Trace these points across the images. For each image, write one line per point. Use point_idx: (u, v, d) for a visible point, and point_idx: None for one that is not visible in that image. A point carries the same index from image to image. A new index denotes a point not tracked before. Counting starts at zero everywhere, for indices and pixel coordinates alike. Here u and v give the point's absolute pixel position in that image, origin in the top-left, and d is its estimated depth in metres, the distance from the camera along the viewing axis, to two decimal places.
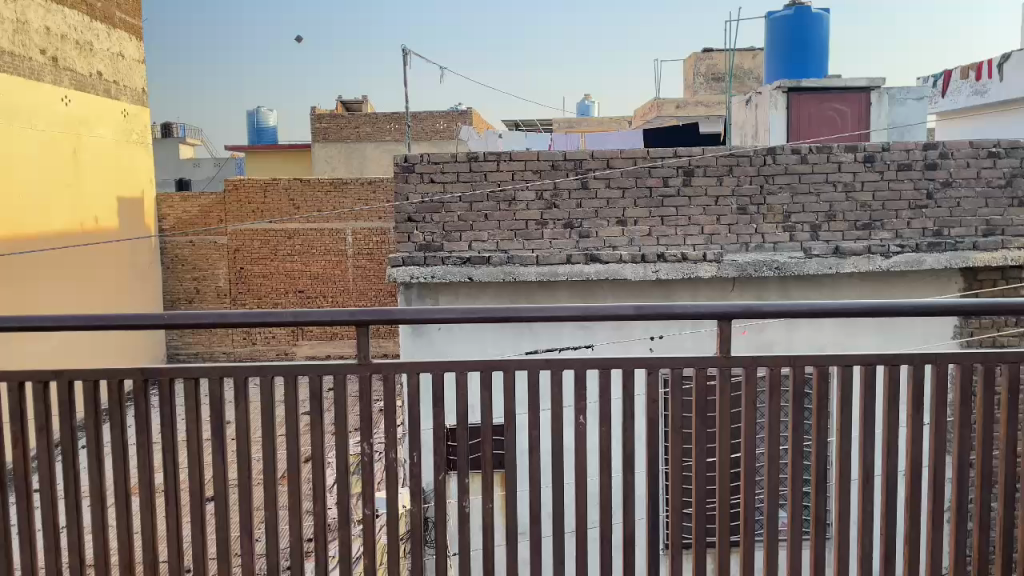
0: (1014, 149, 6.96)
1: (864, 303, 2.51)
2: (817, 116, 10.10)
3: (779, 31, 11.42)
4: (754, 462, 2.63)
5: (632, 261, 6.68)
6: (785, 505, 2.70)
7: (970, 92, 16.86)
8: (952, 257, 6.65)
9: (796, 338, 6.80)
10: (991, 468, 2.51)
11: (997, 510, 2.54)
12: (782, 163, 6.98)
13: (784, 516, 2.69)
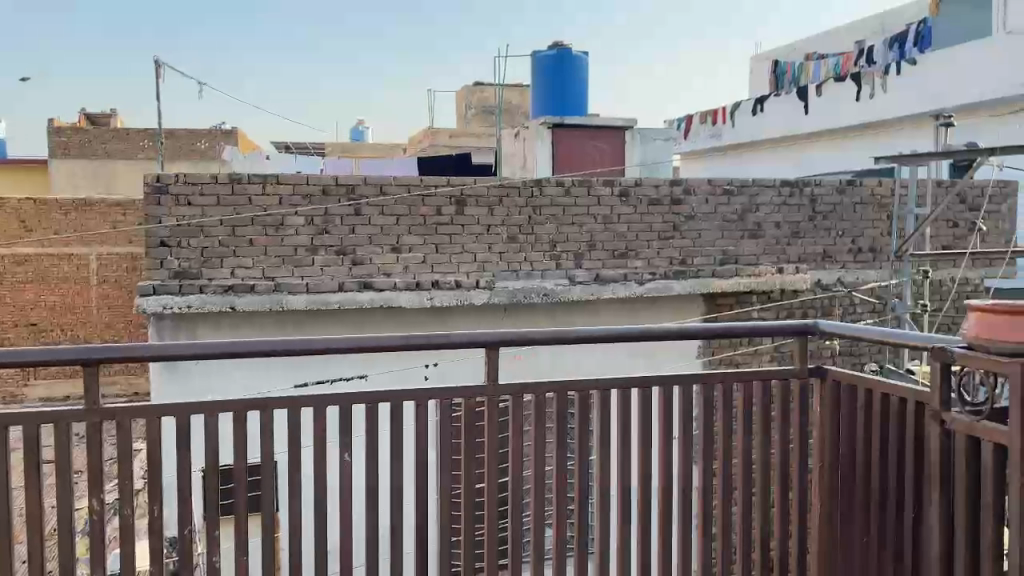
0: (743, 187, 7.80)
1: (622, 329, 2.62)
2: (578, 150, 10.74)
3: (541, 69, 12.05)
4: (521, 487, 2.63)
5: (406, 289, 6.73)
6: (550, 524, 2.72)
7: (708, 135, 19.62)
8: (696, 283, 7.49)
9: (565, 360, 7.16)
10: (731, 476, 2.70)
11: (737, 514, 2.73)
12: (548, 195, 7.23)
13: (550, 536, 2.71)
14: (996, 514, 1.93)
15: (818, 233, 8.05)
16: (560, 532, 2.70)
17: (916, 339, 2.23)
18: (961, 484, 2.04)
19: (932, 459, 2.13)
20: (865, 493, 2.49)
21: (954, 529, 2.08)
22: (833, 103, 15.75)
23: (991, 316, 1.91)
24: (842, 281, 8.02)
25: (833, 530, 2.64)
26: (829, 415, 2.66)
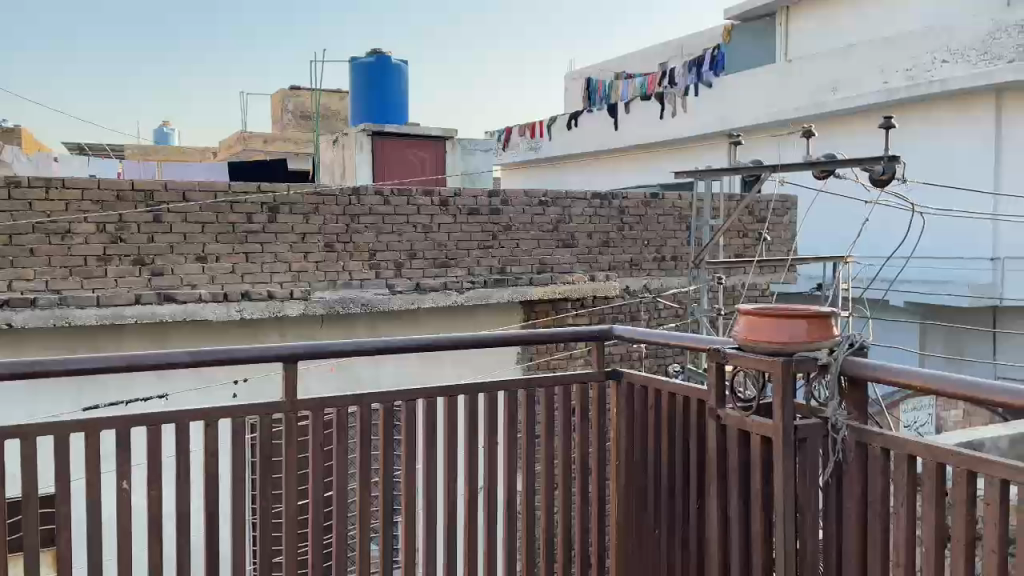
0: (558, 198, 8.08)
1: (425, 338, 2.56)
2: (399, 161, 10.62)
3: (360, 76, 11.87)
4: (340, 503, 2.45)
5: (213, 300, 6.32)
6: (376, 538, 2.54)
7: (526, 147, 20.23)
8: (514, 292, 7.64)
9: (382, 372, 7.12)
10: (549, 474, 2.73)
11: (555, 512, 2.74)
12: (366, 204, 7.10)
13: (376, 549, 2.54)
14: (765, 503, 2.09)
15: (626, 242, 8.54)
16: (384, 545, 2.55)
17: (697, 341, 2.37)
18: (734, 476, 2.18)
19: (711, 454, 2.27)
20: (657, 490, 2.61)
21: (730, 521, 2.22)
22: (641, 121, 16.74)
23: (758, 319, 2.07)
24: (648, 288, 8.58)
25: (629, 528, 2.74)
26: (625, 414, 2.76)
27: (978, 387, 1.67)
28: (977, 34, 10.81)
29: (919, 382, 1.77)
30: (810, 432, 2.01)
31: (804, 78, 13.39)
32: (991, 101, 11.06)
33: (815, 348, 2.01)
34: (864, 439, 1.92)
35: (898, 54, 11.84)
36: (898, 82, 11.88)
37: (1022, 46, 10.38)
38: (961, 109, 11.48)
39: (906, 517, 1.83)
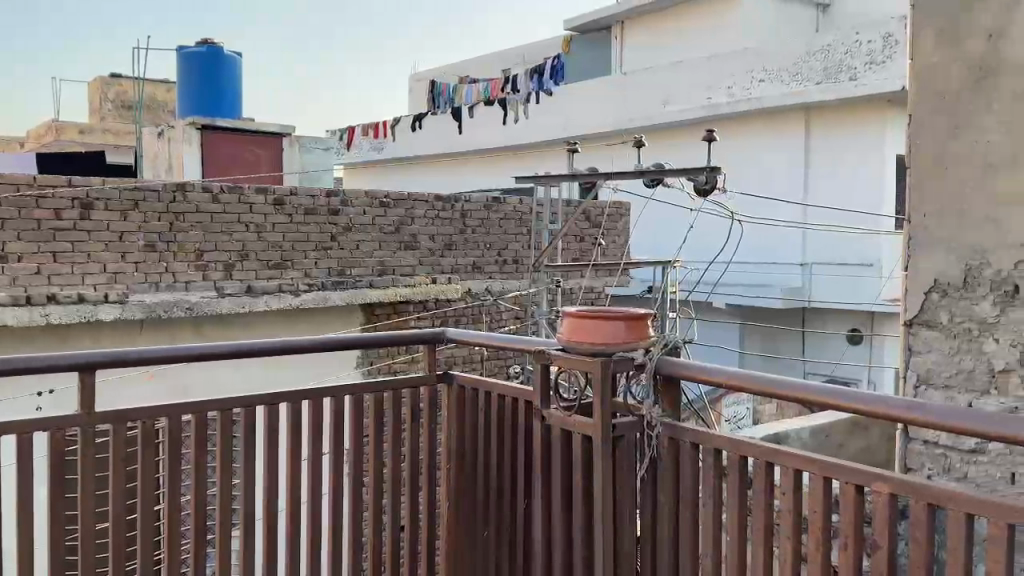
0: (400, 200, 7.98)
1: (247, 343, 2.39)
2: (231, 157, 10.14)
3: (190, 68, 11.22)
4: (148, 521, 2.26)
5: (12, 304, 5.72)
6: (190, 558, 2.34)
7: (369, 147, 19.96)
8: (353, 294, 7.44)
9: (210, 379, 6.76)
10: (380, 480, 2.63)
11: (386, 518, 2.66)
12: (193, 201, 6.68)
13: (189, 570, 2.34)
14: (585, 501, 2.13)
15: (469, 246, 8.60)
16: (199, 566, 2.35)
17: (522, 344, 2.39)
18: (558, 474, 2.21)
19: (537, 454, 2.29)
20: (487, 493, 2.57)
21: (552, 520, 2.25)
22: (484, 126, 16.94)
23: (580, 320, 2.12)
24: (490, 290, 8.69)
25: (458, 535, 2.69)
26: (457, 416, 2.70)
27: (781, 384, 1.78)
28: (788, 56, 11.75)
29: (729, 380, 1.87)
30: (628, 429, 2.06)
31: (637, 90, 14.04)
32: (801, 120, 12.05)
33: (633, 348, 2.08)
34: (676, 435, 2.01)
35: (721, 72, 12.67)
36: (721, 98, 12.72)
37: (826, 69, 11.37)
38: (775, 125, 12.42)
39: (713, 510, 1.93)
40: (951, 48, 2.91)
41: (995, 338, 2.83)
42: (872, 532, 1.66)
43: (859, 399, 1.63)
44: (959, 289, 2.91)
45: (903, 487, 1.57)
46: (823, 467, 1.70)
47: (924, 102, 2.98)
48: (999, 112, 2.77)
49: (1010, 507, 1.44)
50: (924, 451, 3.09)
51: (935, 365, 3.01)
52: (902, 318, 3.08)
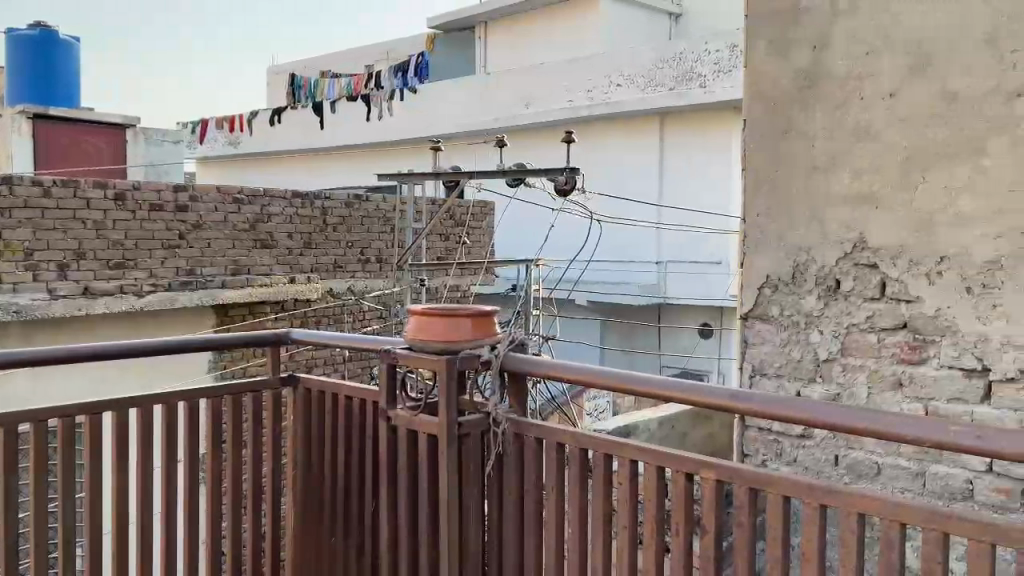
0: (254, 197, 7.68)
1: (67, 349, 2.18)
2: (68, 149, 9.42)
3: (21, 52, 10.35)
4: None
5: None
6: None
7: (224, 141, 19.17)
8: (202, 295, 7.02)
9: (41, 387, 6.23)
10: (218, 490, 2.49)
11: (225, 529, 2.52)
12: (22, 195, 6.10)
13: None
14: (430, 500, 2.10)
15: (329, 244, 8.40)
16: None
17: (368, 343, 2.33)
18: (404, 474, 2.17)
19: (382, 456, 2.24)
20: (332, 497, 2.50)
21: (399, 521, 2.21)
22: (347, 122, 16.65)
23: (426, 319, 2.09)
24: (352, 290, 8.56)
25: (303, 545, 2.60)
26: (301, 420, 2.61)
27: (621, 378, 1.83)
28: (643, 63, 12.24)
29: (568, 375, 1.91)
30: (472, 427, 2.05)
31: (501, 90, 14.22)
32: (656, 124, 12.53)
33: (478, 345, 2.07)
34: (521, 430, 2.02)
35: (582, 76, 13.03)
36: (581, 100, 13.09)
37: (678, 76, 11.94)
38: (632, 129, 12.87)
39: (555, 503, 1.96)
40: (781, 58, 3.09)
41: (819, 330, 3.03)
42: (700, 516, 1.73)
43: (692, 390, 1.72)
44: (788, 283, 3.10)
45: (730, 473, 1.65)
46: (656, 456, 1.75)
47: (758, 109, 3.15)
48: (824, 120, 2.96)
49: (823, 488, 1.53)
50: (759, 439, 3.23)
51: (767, 356, 3.19)
52: (740, 312, 3.26)
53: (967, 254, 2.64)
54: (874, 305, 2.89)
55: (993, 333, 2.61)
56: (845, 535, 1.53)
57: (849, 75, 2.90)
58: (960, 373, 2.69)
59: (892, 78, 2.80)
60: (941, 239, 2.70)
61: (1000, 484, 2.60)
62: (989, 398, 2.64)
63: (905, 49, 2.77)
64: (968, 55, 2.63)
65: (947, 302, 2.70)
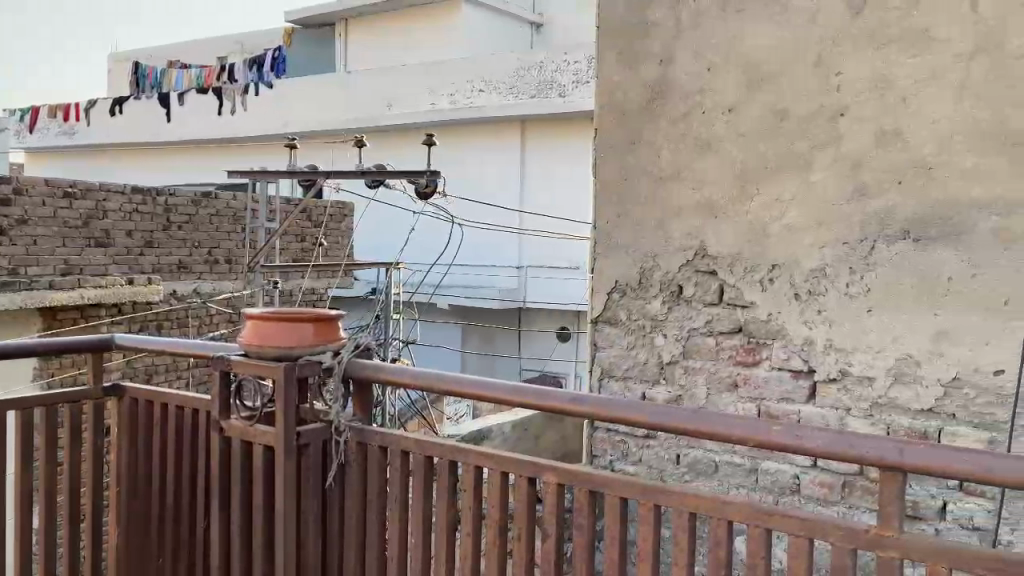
0: (88, 192, 7.14)
1: None
2: None
3: None
4: None
5: None
6: None
7: (57, 131, 17.75)
8: (27, 296, 6.26)
9: None
10: (28, 512, 2.26)
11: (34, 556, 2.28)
12: None
13: None
14: (266, 515, 1.99)
15: (173, 243, 7.95)
16: None
17: (201, 349, 2.19)
18: (238, 488, 2.05)
19: (214, 469, 2.10)
20: (162, 515, 2.32)
21: (231, 537, 2.08)
22: (197, 116, 15.91)
23: (263, 323, 1.97)
24: (198, 292, 8.15)
25: (128, 568, 2.41)
26: (127, 431, 2.41)
27: (467, 383, 1.81)
28: (505, 69, 12.38)
29: (409, 380, 1.87)
30: (313, 436, 1.97)
31: (363, 90, 13.97)
32: (518, 130, 12.68)
33: (319, 351, 1.98)
34: (363, 439, 1.96)
35: (443, 79, 13.04)
36: (443, 104, 13.07)
37: (539, 85, 12.15)
38: (493, 135, 12.97)
39: (398, 514, 1.91)
40: (630, 70, 3.18)
41: (663, 333, 3.14)
42: (541, 520, 1.73)
43: (533, 396, 1.73)
44: (635, 288, 3.19)
45: (570, 476, 1.66)
46: (496, 461, 1.74)
47: (608, 118, 3.23)
48: (668, 131, 3.08)
49: (659, 489, 1.57)
50: (607, 440, 3.30)
51: (615, 359, 3.28)
52: (590, 316, 3.32)
53: (796, 262, 2.82)
54: (712, 309, 3.03)
55: (818, 336, 2.79)
56: (677, 535, 1.57)
57: (691, 90, 3.03)
58: (788, 374, 2.86)
59: (731, 94, 2.94)
60: (773, 247, 2.86)
61: (823, 479, 2.78)
62: (814, 397, 2.82)
63: (742, 66, 2.92)
64: (797, 74, 2.80)
65: (778, 307, 2.86)
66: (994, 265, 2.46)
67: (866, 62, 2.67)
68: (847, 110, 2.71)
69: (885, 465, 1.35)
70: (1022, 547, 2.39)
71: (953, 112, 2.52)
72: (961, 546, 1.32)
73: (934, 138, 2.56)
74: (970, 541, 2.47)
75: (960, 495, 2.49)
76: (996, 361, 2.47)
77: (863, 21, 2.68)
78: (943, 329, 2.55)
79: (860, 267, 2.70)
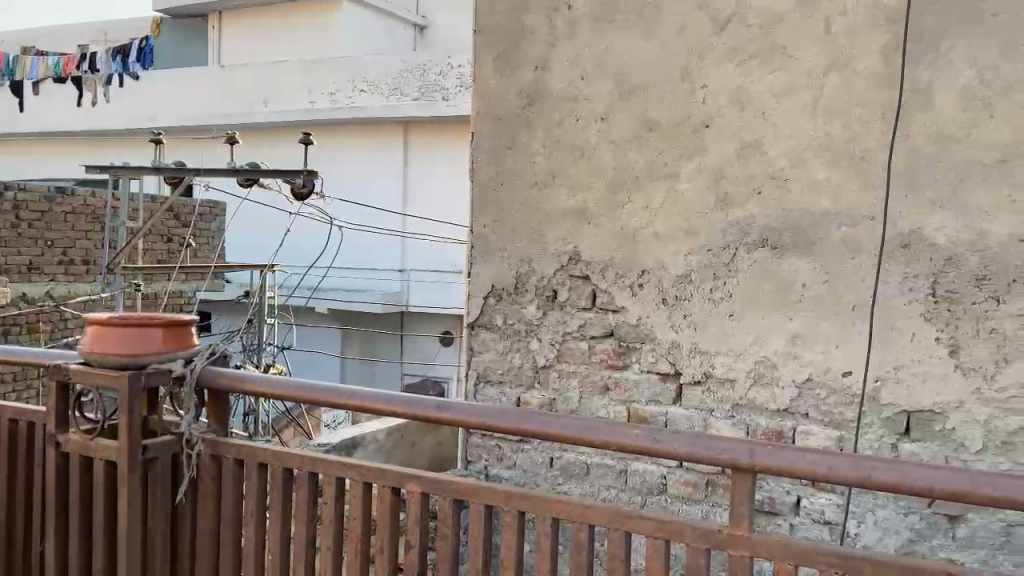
0: None
1: None
2: None
3: None
4: None
5: None
6: None
7: None
8: None
9: None
10: None
11: None
12: None
13: None
14: (108, 536, 1.85)
15: (23, 242, 7.38)
16: None
17: (38, 356, 2.02)
18: (76, 508, 1.89)
19: (50, 487, 1.94)
20: None
21: (69, 561, 1.92)
22: (54, 107, 15.26)
23: (105, 329, 1.82)
24: (51, 295, 7.64)
25: None
26: None
27: (331, 391, 1.75)
28: (387, 70, 12.23)
29: (267, 389, 1.79)
30: (161, 450, 1.84)
31: (238, 85, 13.47)
32: (400, 132, 12.54)
33: (169, 359, 1.86)
34: (217, 452, 1.85)
35: (322, 77, 12.76)
36: (323, 103, 12.77)
37: (423, 87, 12.11)
38: (375, 136, 12.78)
39: (255, 530, 1.82)
40: (505, 75, 3.18)
41: (538, 338, 3.16)
42: (404, 531, 1.68)
43: (397, 403, 1.69)
44: (510, 293, 3.19)
45: (433, 486, 1.62)
46: (359, 471, 1.68)
47: (483, 123, 3.22)
48: (543, 138, 3.10)
49: (522, 495, 1.56)
50: (481, 445, 3.28)
51: (491, 363, 3.26)
52: (466, 321, 3.30)
53: (663, 268, 2.89)
54: (585, 314, 3.06)
55: (683, 340, 2.87)
56: (539, 541, 1.57)
57: (565, 97, 3.06)
58: (657, 377, 2.94)
59: (603, 102, 2.99)
60: (642, 254, 2.92)
61: (688, 479, 2.87)
62: (680, 399, 2.91)
63: (614, 76, 2.97)
64: (665, 85, 2.88)
65: (647, 312, 2.93)
66: (843, 272, 2.61)
67: (728, 77, 2.78)
68: (712, 122, 2.80)
69: (737, 467, 1.41)
70: (865, 539, 2.54)
71: (806, 127, 2.65)
72: (804, 542, 1.38)
73: (789, 151, 2.68)
74: (820, 535, 2.60)
75: (810, 491, 2.62)
76: (844, 363, 2.61)
77: (726, 37, 2.78)
78: (797, 333, 2.68)
79: (723, 274, 2.79)
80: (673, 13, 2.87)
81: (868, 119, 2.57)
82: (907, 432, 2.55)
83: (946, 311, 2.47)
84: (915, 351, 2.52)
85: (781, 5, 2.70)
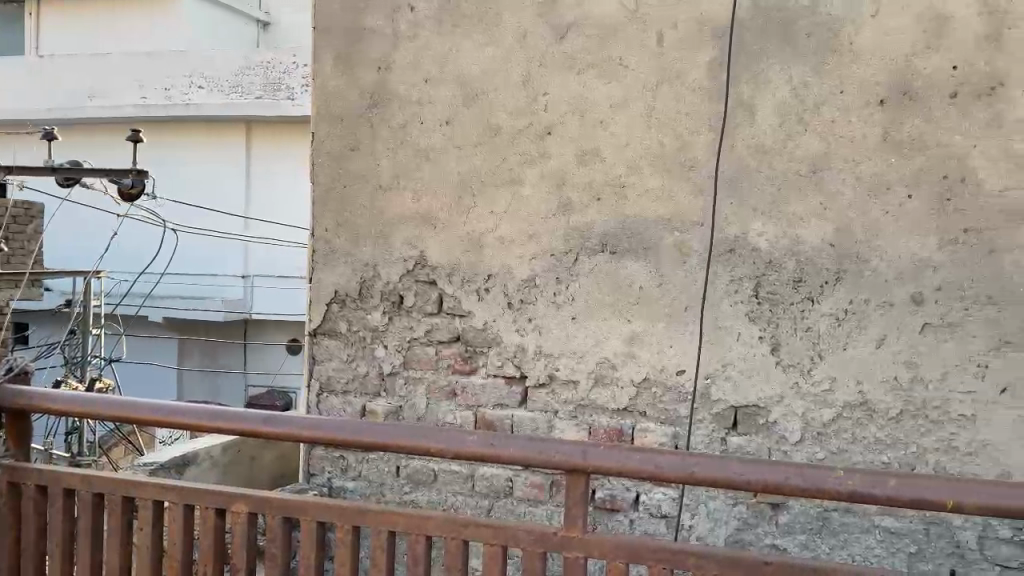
0: None
1: None
2: None
3: None
4: None
5: None
6: None
7: None
8: None
9: None
10: None
11: None
12: None
13: None
14: None
15: None
16: None
17: None
18: None
19: None
20: None
21: None
22: None
23: None
24: None
25: None
26: None
27: (152, 409, 1.65)
28: (227, 67, 11.69)
29: (81, 409, 1.67)
30: None
31: (59, 76, 12.48)
32: (242, 131, 12.00)
33: None
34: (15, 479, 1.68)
35: (152, 70, 12.01)
36: (156, 98, 12.04)
37: (265, 85, 11.69)
38: (212, 136, 12.15)
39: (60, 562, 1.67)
40: (347, 76, 3.10)
41: (383, 345, 3.09)
42: (230, 553, 1.59)
43: (223, 419, 1.61)
44: (355, 299, 3.11)
45: (262, 503, 1.55)
46: (181, 493, 1.58)
47: (323, 125, 3.12)
48: (386, 140, 3.04)
49: (357, 509, 1.52)
50: (324, 457, 3.17)
51: (334, 372, 3.16)
52: (308, 329, 3.18)
53: (509, 272, 2.91)
54: (431, 319, 3.03)
55: (529, 343, 2.90)
56: (375, 555, 1.52)
57: (408, 100, 3.02)
58: (503, 381, 2.95)
59: (446, 107, 2.97)
60: (488, 259, 2.93)
61: (534, 480, 2.89)
62: (525, 402, 2.93)
63: (456, 80, 2.96)
64: (507, 91, 2.90)
65: (493, 315, 2.94)
66: (675, 276, 2.72)
67: (567, 85, 2.83)
68: (553, 129, 2.85)
69: (572, 469, 1.45)
70: (698, 531, 2.65)
71: (642, 137, 2.75)
72: (630, 541, 1.45)
73: (626, 159, 2.77)
74: (658, 528, 2.70)
75: (648, 487, 2.71)
76: (677, 362, 2.73)
77: (566, 45, 2.84)
78: (635, 334, 2.77)
79: (565, 278, 2.84)
80: (513, 20, 2.90)
81: (696, 129, 2.70)
82: (734, 427, 2.70)
83: (768, 311, 2.64)
84: (740, 350, 2.67)
85: (616, 17, 2.78)
